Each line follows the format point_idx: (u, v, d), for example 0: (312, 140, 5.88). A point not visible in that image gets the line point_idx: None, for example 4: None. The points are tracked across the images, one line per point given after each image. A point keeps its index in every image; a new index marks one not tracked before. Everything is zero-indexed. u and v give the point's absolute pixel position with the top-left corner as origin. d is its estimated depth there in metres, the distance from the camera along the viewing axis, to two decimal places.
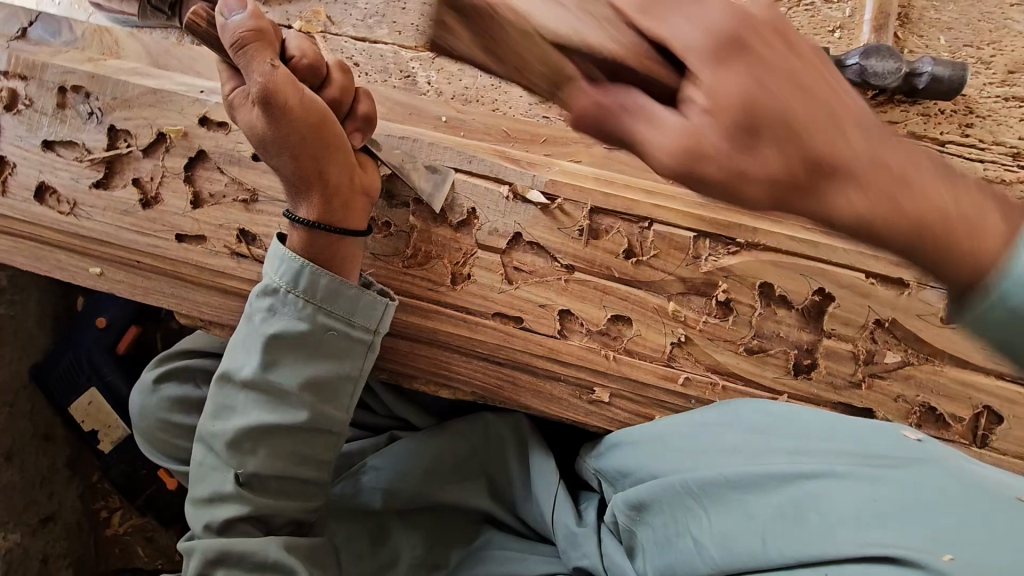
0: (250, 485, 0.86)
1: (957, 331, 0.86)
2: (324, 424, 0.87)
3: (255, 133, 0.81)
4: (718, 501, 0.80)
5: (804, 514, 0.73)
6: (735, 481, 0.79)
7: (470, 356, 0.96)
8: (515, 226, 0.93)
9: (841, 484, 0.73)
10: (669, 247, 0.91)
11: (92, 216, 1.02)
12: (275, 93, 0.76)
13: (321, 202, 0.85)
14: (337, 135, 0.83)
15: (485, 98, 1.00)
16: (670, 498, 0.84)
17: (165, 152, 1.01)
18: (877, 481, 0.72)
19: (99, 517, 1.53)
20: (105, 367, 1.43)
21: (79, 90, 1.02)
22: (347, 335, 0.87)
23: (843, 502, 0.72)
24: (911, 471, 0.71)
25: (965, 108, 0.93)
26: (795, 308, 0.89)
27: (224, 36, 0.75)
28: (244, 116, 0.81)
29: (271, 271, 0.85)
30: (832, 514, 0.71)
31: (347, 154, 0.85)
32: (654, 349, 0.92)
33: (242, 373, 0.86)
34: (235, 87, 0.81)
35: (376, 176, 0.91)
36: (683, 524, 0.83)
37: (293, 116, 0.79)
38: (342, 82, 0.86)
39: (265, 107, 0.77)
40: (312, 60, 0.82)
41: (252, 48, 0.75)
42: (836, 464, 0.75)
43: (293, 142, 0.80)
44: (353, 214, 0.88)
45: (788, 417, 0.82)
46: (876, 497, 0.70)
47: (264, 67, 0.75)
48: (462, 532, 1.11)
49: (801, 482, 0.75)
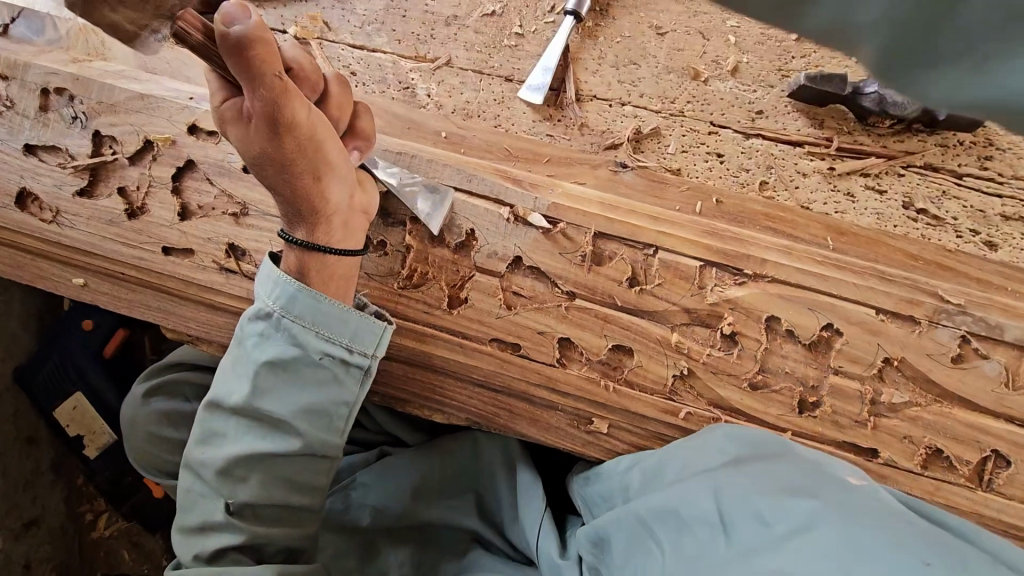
0: (241, 514, 0.83)
1: (968, 371, 0.84)
2: (318, 451, 0.84)
3: (250, 152, 0.75)
4: (665, 534, 0.78)
5: (736, 544, 0.71)
6: (678, 510, 0.77)
7: (466, 381, 0.93)
8: (514, 249, 0.90)
9: (772, 514, 0.71)
10: (674, 276, 0.87)
11: (75, 225, 0.98)
12: (284, 110, 0.70)
13: (320, 223, 0.81)
14: (339, 152, 0.80)
15: (487, 113, 0.96)
16: (623, 527, 0.83)
17: (152, 160, 0.97)
18: (807, 515, 0.69)
19: (85, 520, 1.48)
20: (91, 371, 1.39)
21: (62, 92, 0.97)
22: (342, 360, 0.83)
23: (774, 549, 0.67)
24: (847, 510, 0.69)
25: (985, 139, 0.90)
26: (802, 343, 0.87)
27: (223, 50, 0.61)
28: (237, 131, 0.74)
29: (264, 294, 0.82)
30: (759, 545, 0.69)
31: (349, 173, 0.81)
32: (657, 381, 0.89)
33: (232, 399, 0.83)
34: (226, 100, 0.74)
35: (375, 194, 0.87)
36: (637, 560, 0.79)
37: (299, 134, 0.73)
38: (340, 98, 0.82)
39: (270, 125, 0.71)
40: (309, 74, 0.78)
41: (257, 63, 0.64)
42: (779, 510, 0.71)
43: (296, 161, 0.76)
44: (352, 234, 0.85)
45: (756, 450, 0.81)
46: (804, 530, 0.67)
47: (273, 83, 0.67)
48: (450, 552, 1.07)
49: (746, 525, 0.72)
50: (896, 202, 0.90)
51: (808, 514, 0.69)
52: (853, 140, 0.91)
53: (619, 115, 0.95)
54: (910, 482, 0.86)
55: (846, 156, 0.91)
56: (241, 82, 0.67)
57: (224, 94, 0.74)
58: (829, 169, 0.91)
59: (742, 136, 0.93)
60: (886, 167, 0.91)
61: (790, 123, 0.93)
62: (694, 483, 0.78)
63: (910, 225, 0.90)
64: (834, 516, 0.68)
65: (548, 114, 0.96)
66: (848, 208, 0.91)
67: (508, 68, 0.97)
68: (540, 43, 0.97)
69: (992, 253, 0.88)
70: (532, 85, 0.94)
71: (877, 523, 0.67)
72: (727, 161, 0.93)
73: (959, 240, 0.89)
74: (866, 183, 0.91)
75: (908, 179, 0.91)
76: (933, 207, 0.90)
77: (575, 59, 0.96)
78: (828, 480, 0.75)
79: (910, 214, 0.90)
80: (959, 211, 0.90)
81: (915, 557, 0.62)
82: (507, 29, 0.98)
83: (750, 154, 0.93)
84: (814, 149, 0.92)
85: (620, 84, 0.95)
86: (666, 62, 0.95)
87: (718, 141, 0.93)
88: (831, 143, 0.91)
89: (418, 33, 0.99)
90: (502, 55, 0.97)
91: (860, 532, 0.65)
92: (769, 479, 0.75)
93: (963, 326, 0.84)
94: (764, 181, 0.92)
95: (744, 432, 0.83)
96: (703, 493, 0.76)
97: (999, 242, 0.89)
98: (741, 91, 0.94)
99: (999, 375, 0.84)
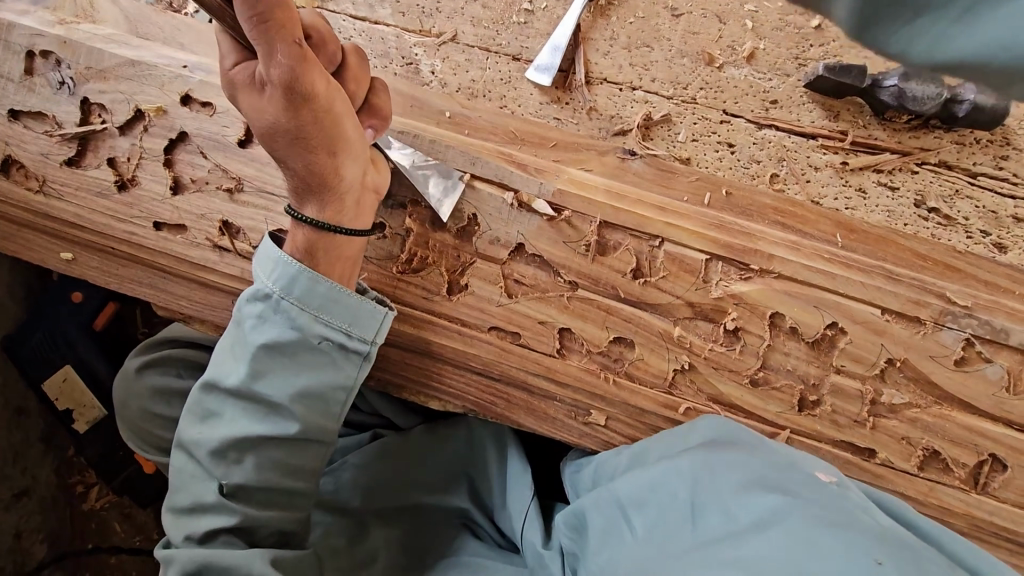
0: (234, 496, 0.82)
1: (970, 375, 0.83)
2: (313, 435, 0.83)
3: (262, 121, 0.72)
4: (637, 518, 0.75)
5: (705, 530, 0.67)
6: (653, 496, 0.75)
7: (464, 369, 0.92)
8: (518, 236, 0.88)
9: (744, 504, 0.67)
10: (679, 269, 0.86)
11: (63, 196, 0.95)
12: (303, 80, 0.68)
13: (332, 200, 0.79)
14: (356, 128, 0.77)
15: (492, 93, 0.93)
16: (599, 511, 0.80)
17: (143, 131, 0.93)
18: (779, 507, 0.64)
19: (75, 491, 1.49)
20: (81, 343, 1.36)
21: (48, 56, 0.93)
22: (341, 345, 0.81)
23: (736, 539, 0.63)
24: (823, 508, 0.64)
25: (1002, 138, 0.88)
26: (805, 341, 0.85)
27: (242, 5, 0.61)
28: (249, 99, 0.71)
29: (264, 274, 0.80)
30: (726, 534, 0.65)
31: (363, 150, 0.78)
32: (657, 374, 0.88)
33: (229, 380, 0.81)
34: (238, 64, 0.70)
35: (388, 175, 0.84)
36: (607, 543, 0.77)
37: (316, 106, 0.70)
38: (357, 69, 0.78)
39: (286, 94, 0.68)
40: (326, 42, 0.75)
41: (276, 25, 0.63)
42: (750, 501, 0.67)
43: (312, 134, 0.72)
44: (363, 213, 0.82)
45: (742, 440, 0.78)
46: (772, 522, 0.63)
47: (291, 48, 0.65)
48: (440, 534, 1.07)
49: (716, 514, 0.68)
50: (908, 199, 0.88)
51: (778, 505, 0.65)
52: (868, 135, 0.89)
53: (629, 99, 0.92)
54: (906, 482, 0.86)
55: (859, 151, 0.89)
56: (255, 45, 0.65)
57: (237, 59, 0.70)
58: (842, 164, 0.89)
59: (755, 127, 0.90)
60: (900, 163, 0.88)
61: (804, 115, 0.90)
62: (671, 466, 0.75)
63: (920, 224, 0.88)
64: (805, 511, 0.63)
65: (556, 97, 0.93)
66: (859, 204, 0.89)
67: (516, 47, 0.93)
68: (550, 21, 0.93)
69: (1002, 256, 0.87)
70: (541, 65, 0.91)
71: (850, 524, 0.62)
72: (738, 151, 0.90)
73: (968, 241, 0.88)
74: (878, 179, 0.89)
75: (921, 177, 0.88)
76: (945, 206, 0.88)
77: (586, 39, 0.93)
78: (812, 478, 0.70)
79: (921, 212, 0.88)
80: (970, 211, 0.88)
81: (877, 557, 0.57)
82: (516, 5, 0.94)
83: (763, 145, 0.90)
84: (828, 142, 0.89)
85: (631, 68, 0.92)
86: (680, 46, 0.92)
87: (729, 130, 0.91)
88: (846, 137, 0.89)
89: (422, 6, 0.95)
90: (510, 32, 0.93)
91: (829, 530, 0.60)
92: (749, 468, 0.71)
93: (968, 329, 0.83)
94: (775, 173, 0.90)
95: (734, 426, 0.81)
96: (679, 479, 0.73)
97: (1009, 245, 0.87)
98: (756, 79, 0.91)
99: (1000, 379, 0.83)
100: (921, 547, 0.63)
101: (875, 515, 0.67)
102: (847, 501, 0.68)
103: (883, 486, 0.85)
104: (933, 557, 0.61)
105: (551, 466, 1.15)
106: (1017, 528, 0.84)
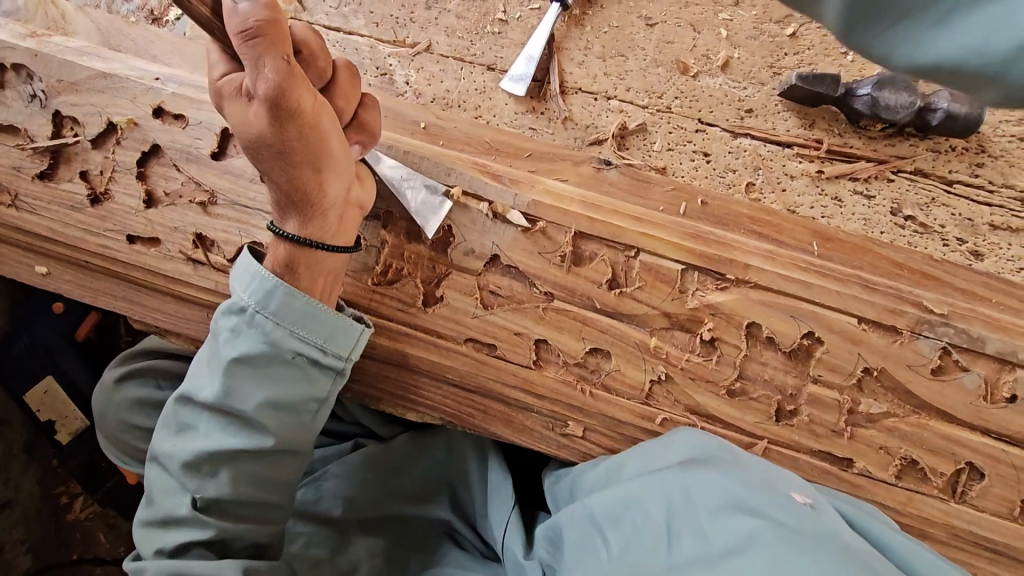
0: (207, 510, 0.81)
1: (948, 384, 0.83)
2: (285, 449, 0.82)
3: (247, 132, 0.71)
4: (612, 535, 0.74)
5: (673, 552, 0.67)
6: (628, 514, 0.74)
7: (442, 381, 0.91)
8: (492, 247, 0.87)
9: (714, 529, 0.66)
10: (655, 279, 0.85)
11: (36, 210, 0.94)
12: (289, 96, 0.67)
13: (314, 216, 0.78)
14: (341, 145, 0.75)
15: (468, 104, 0.93)
16: (576, 527, 0.80)
17: (116, 144, 0.92)
18: (747, 530, 0.64)
19: (60, 502, 1.46)
20: (62, 354, 1.35)
21: (20, 69, 0.92)
22: (314, 360, 0.80)
23: (707, 562, 0.63)
24: (792, 531, 0.62)
25: (978, 146, 0.88)
26: (782, 350, 0.85)
27: (233, 20, 0.62)
28: (234, 110, 0.70)
29: (241, 289, 0.79)
30: (693, 557, 0.64)
31: (349, 167, 0.77)
32: (634, 386, 0.88)
33: (203, 394, 0.80)
34: (226, 74, 0.70)
35: (373, 189, 0.83)
36: (583, 559, 0.76)
37: (302, 122, 0.70)
38: (348, 85, 0.78)
39: (272, 110, 0.68)
40: (319, 61, 0.75)
41: (265, 40, 0.63)
42: (721, 523, 0.66)
43: (296, 150, 0.72)
44: (345, 230, 0.82)
45: (718, 457, 0.76)
46: (741, 544, 0.63)
47: (279, 63, 0.65)
48: (423, 543, 1.06)
49: (690, 536, 0.67)
50: (884, 207, 0.88)
51: (747, 526, 0.64)
52: (843, 143, 0.89)
53: (604, 109, 0.92)
54: (885, 492, 0.85)
55: (835, 160, 0.89)
56: (243, 59, 0.65)
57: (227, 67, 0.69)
58: (818, 172, 0.89)
59: (730, 136, 0.90)
60: (876, 171, 0.88)
61: (779, 123, 0.90)
62: (648, 485, 0.74)
63: (897, 232, 0.88)
64: (772, 532, 0.62)
65: (531, 106, 0.92)
66: (835, 213, 0.88)
67: (490, 57, 0.94)
68: (524, 31, 0.94)
69: (978, 263, 0.86)
70: (515, 75, 0.91)
71: (818, 544, 0.61)
72: (714, 160, 0.90)
73: (945, 249, 0.87)
74: (854, 187, 0.89)
75: (897, 185, 0.88)
76: (921, 214, 0.88)
77: (560, 48, 0.93)
78: (784, 497, 0.69)
79: (897, 220, 0.88)
80: (947, 219, 0.88)
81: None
82: (491, 15, 0.94)
83: (738, 153, 0.90)
84: (803, 150, 0.89)
85: (606, 77, 0.92)
86: (654, 55, 0.92)
87: (705, 139, 0.90)
88: (821, 145, 0.89)
89: (396, 16, 0.95)
90: (484, 42, 0.94)
91: (796, 558, 0.59)
92: (722, 488, 0.70)
93: (945, 337, 0.82)
94: (751, 182, 0.89)
95: (711, 441, 0.80)
96: (653, 497, 0.73)
97: (985, 252, 0.87)
98: (731, 87, 0.91)
99: (978, 388, 0.83)
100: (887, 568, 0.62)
101: (842, 536, 0.65)
102: (818, 521, 0.67)
103: (862, 496, 0.85)
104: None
105: (532, 476, 1.15)
106: (996, 537, 0.84)
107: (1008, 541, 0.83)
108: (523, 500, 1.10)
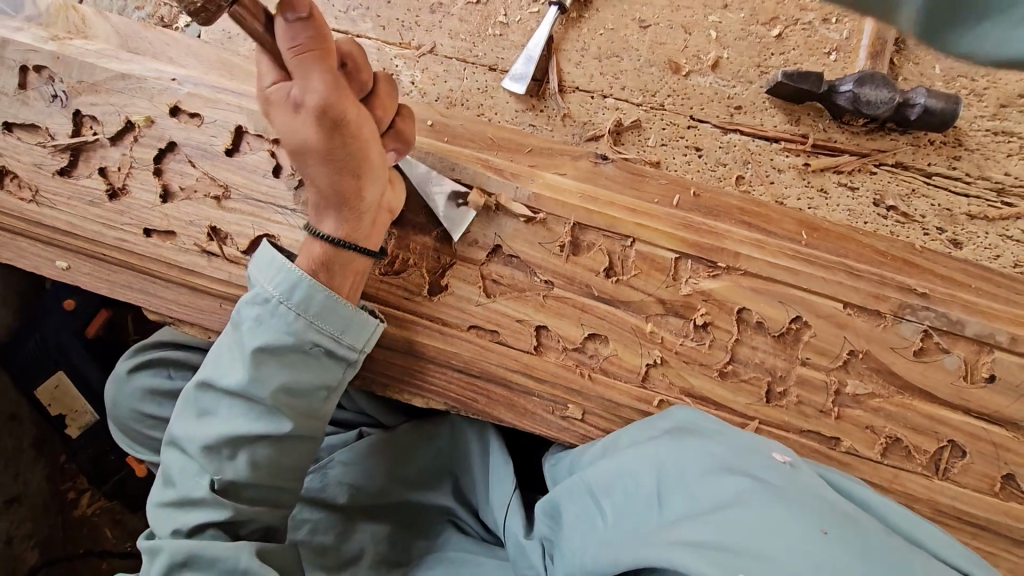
0: (226, 492, 0.84)
1: (929, 365, 0.87)
2: (300, 434, 0.85)
3: (294, 141, 0.74)
4: (609, 504, 0.79)
5: (667, 515, 0.72)
6: (624, 484, 0.79)
7: (448, 367, 0.94)
8: (494, 238, 0.92)
9: (701, 490, 0.72)
10: (650, 267, 0.90)
11: (54, 205, 0.98)
12: (336, 107, 0.71)
13: (350, 218, 0.83)
14: (378, 153, 0.80)
15: (471, 102, 0.98)
16: (573, 499, 0.84)
17: (133, 141, 0.97)
18: (735, 491, 0.69)
19: (68, 497, 1.48)
20: (73, 350, 1.37)
21: (41, 71, 0.96)
22: (330, 351, 0.84)
23: (699, 519, 0.67)
24: (777, 490, 0.68)
25: (955, 140, 0.93)
26: (771, 334, 0.89)
27: (284, 37, 0.67)
28: (281, 118, 0.73)
29: (265, 280, 0.83)
30: (685, 517, 0.70)
31: (384, 172, 0.82)
32: (630, 370, 0.92)
33: (224, 380, 0.83)
34: (273, 83, 0.73)
35: (403, 193, 0.88)
36: (580, 527, 0.80)
37: (347, 131, 0.74)
38: (386, 96, 0.82)
39: (320, 120, 0.72)
40: (360, 73, 0.78)
41: (314, 57, 0.69)
42: (711, 486, 0.72)
43: (340, 157, 0.76)
44: (375, 232, 0.86)
45: (707, 428, 0.81)
46: (728, 502, 0.68)
47: (326, 76, 0.70)
48: (425, 527, 1.09)
49: (681, 502, 0.72)
50: (867, 199, 0.93)
51: (734, 487, 0.70)
52: (828, 138, 0.94)
53: (601, 107, 0.96)
54: (871, 470, 0.89)
55: (820, 153, 0.94)
56: (294, 72, 0.69)
57: (272, 79, 0.73)
58: (804, 166, 0.93)
59: (720, 132, 0.95)
60: (859, 164, 0.93)
61: (767, 120, 0.94)
62: (642, 455, 0.79)
63: (879, 222, 0.92)
64: (757, 491, 0.68)
65: (531, 104, 0.97)
66: (821, 204, 0.93)
67: (491, 58, 0.98)
68: (524, 33, 0.99)
69: (957, 250, 0.91)
70: (515, 75, 0.96)
71: (798, 498, 0.67)
72: (705, 154, 0.95)
73: (925, 238, 0.92)
74: (838, 179, 0.93)
75: (880, 177, 0.93)
76: (902, 205, 0.92)
77: (558, 49, 0.98)
78: (766, 460, 0.75)
79: (880, 211, 0.92)
80: (927, 209, 0.92)
81: (816, 526, 0.63)
82: (492, 18, 0.99)
83: (728, 148, 0.95)
84: (789, 145, 0.94)
85: (602, 76, 0.97)
86: (648, 55, 0.97)
87: (696, 135, 0.95)
88: (807, 140, 0.93)
89: (402, 20, 1.00)
90: (486, 44, 0.99)
91: (778, 509, 0.65)
92: (708, 455, 0.75)
93: (926, 321, 0.86)
94: (741, 175, 0.94)
95: (694, 415, 0.84)
96: (646, 468, 0.78)
97: (964, 240, 0.92)
98: (721, 86, 0.96)
99: (958, 368, 0.87)
100: (860, 518, 0.68)
101: (821, 492, 0.71)
102: (797, 479, 0.72)
103: (849, 474, 0.88)
104: (869, 529, 0.66)
105: (532, 463, 1.17)
106: (977, 512, 0.87)
107: (989, 516, 0.87)
108: (523, 485, 1.13)
